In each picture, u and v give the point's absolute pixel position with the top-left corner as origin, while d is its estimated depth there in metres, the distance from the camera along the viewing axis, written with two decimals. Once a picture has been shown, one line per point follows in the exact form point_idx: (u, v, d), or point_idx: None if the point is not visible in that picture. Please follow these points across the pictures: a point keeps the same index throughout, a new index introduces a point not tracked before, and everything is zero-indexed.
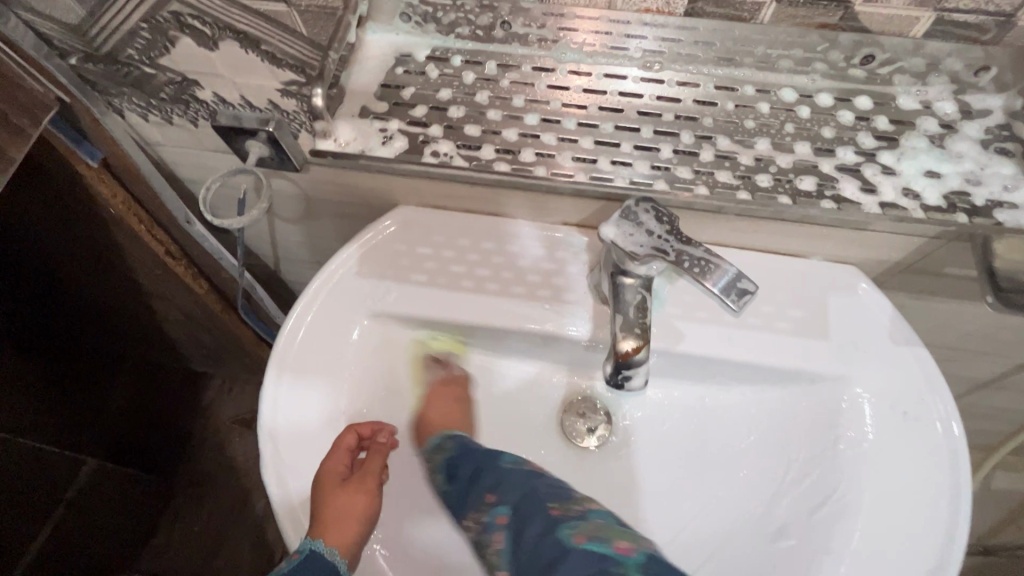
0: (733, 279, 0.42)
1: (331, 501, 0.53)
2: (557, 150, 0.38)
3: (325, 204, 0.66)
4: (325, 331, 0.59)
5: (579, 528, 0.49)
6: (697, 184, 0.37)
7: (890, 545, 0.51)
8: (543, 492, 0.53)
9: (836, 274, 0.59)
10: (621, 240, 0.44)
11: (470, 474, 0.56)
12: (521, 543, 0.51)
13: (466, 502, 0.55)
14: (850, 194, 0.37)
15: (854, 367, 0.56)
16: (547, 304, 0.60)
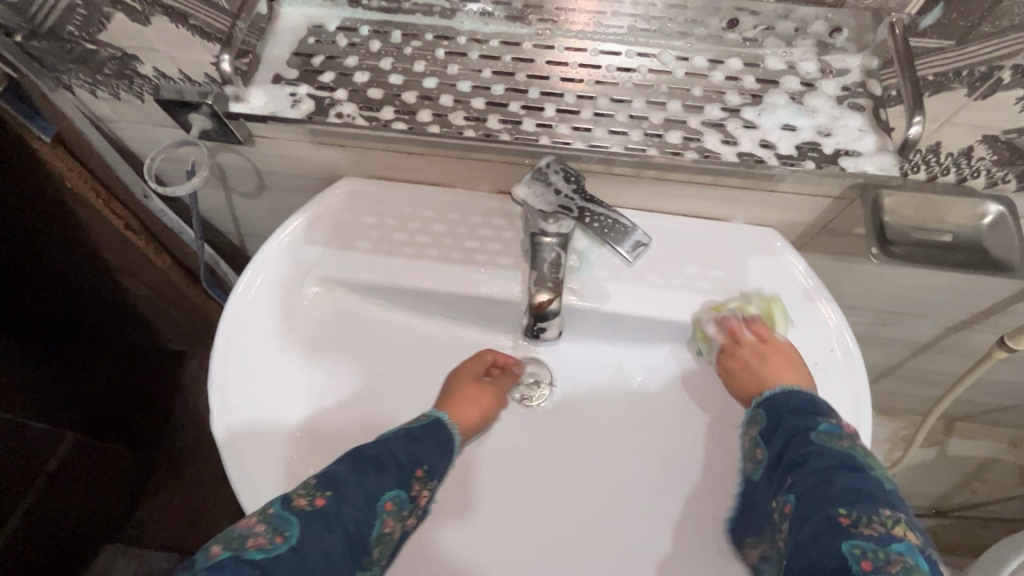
0: (630, 235, 0.46)
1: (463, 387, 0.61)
2: (450, 111, 0.39)
3: (277, 177, 0.69)
4: (275, 299, 0.62)
5: (871, 553, 0.39)
6: (574, 139, 0.38)
7: None
8: (846, 494, 0.42)
9: (756, 236, 0.62)
10: (531, 199, 0.47)
11: (799, 456, 0.46)
12: (795, 538, 0.42)
13: (777, 477, 0.47)
14: (713, 147, 0.38)
15: (770, 321, 0.60)
16: (482, 267, 0.63)
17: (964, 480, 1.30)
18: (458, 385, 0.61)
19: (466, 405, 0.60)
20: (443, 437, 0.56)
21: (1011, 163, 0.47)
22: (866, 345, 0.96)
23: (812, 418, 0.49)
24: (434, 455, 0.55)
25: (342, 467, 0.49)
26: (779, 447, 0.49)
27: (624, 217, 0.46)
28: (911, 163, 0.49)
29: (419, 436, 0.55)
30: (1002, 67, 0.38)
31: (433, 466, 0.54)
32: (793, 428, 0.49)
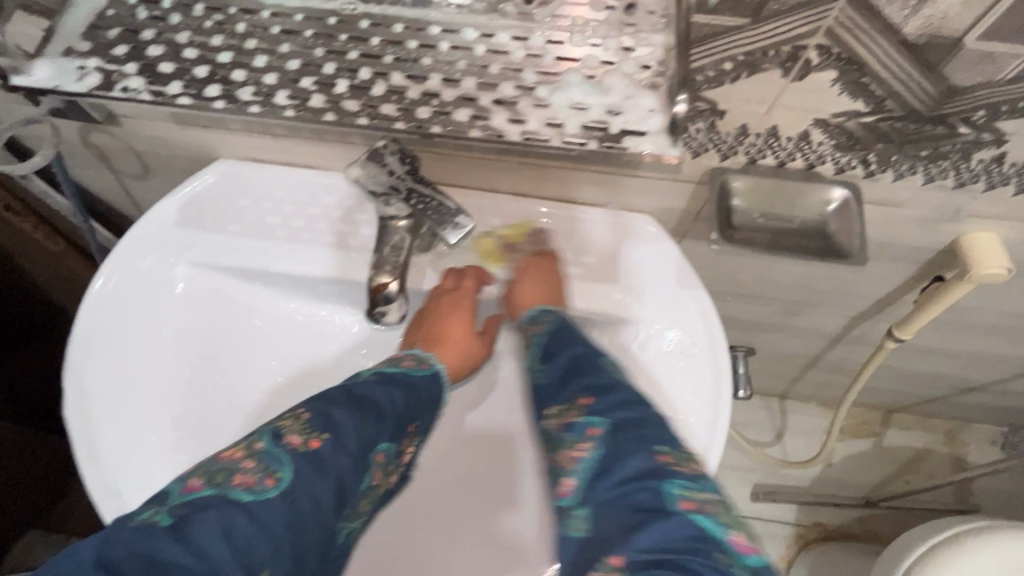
0: (452, 215, 0.46)
1: (451, 322, 0.56)
2: (239, 87, 0.38)
3: (157, 160, 0.68)
4: (141, 283, 0.61)
5: (695, 496, 0.39)
6: (360, 116, 0.38)
7: None
8: (658, 433, 0.43)
9: (632, 223, 0.61)
10: (364, 178, 0.48)
11: (574, 372, 0.48)
12: (599, 465, 0.42)
13: (562, 395, 0.48)
14: (500, 126, 0.37)
15: (641, 309, 0.59)
16: (355, 251, 0.62)
17: (897, 470, 1.31)
18: (441, 323, 0.56)
19: (453, 337, 0.56)
20: (438, 394, 0.51)
21: (851, 148, 0.46)
22: (783, 335, 0.96)
23: (595, 349, 0.50)
24: (426, 410, 0.49)
25: (343, 407, 0.44)
26: (561, 374, 0.49)
27: (447, 195, 0.47)
28: (754, 148, 0.48)
29: (419, 389, 0.49)
30: (805, 47, 0.37)
31: (426, 422, 0.49)
32: (570, 359, 0.50)
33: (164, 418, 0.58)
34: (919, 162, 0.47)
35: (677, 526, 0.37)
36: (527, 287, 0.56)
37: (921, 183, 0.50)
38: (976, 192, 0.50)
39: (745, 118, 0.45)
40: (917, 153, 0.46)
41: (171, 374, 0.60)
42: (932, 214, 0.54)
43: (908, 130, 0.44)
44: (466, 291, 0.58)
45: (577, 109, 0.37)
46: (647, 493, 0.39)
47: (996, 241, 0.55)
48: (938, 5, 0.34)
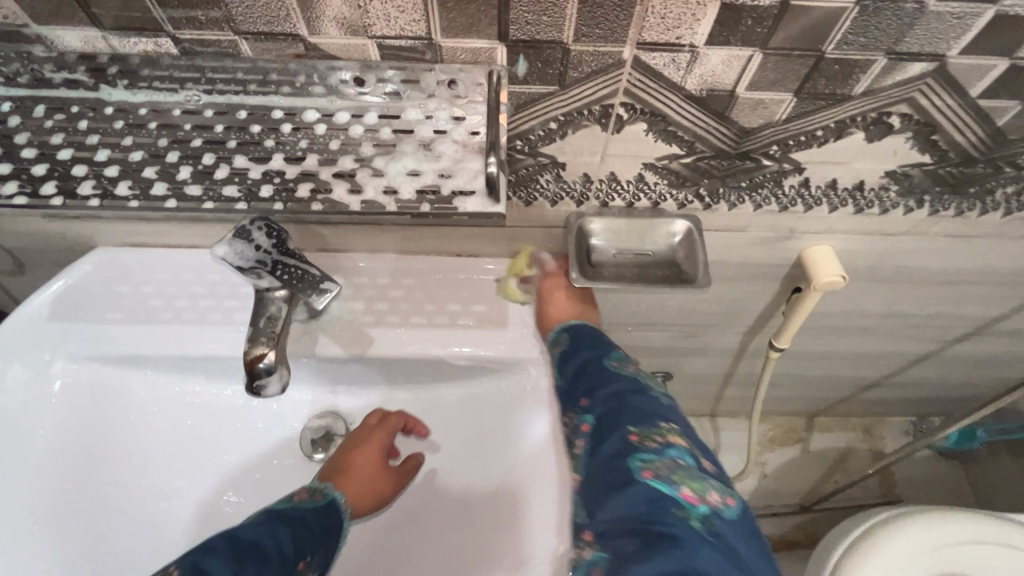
0: (318, 280, 0.50)
1: (361, 452, 0.58)
2: (82, 181, 0.42)
3: (32, 255, 0.66)
4: (14, 384, 0.59)
5: (641, 433, 0.47)
6: (204, 199, 0.42)
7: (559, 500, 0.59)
8: (633, 416, 0.48)
9: (515, 269, 0.65)
10: (229, 256, 0.48)
11: (573, 373, 0.54)
12: (594, 454, 0.48)
13: (573, 397, 0.53)
14: (341, 195, 0.42)
15: (531, 350, 0.62)
16: (243, 325, 0.62)
17: (825, 472, 1.38)
18: (351, 453, 0.59)
19: (358, 472, 0.57)
20: (334, 525, 0.53)
21: (682, 185, 0.52)
22: (692, 358, 1.01)
23: (601, 351, 0.56)
24: (319, 547, 0.50)
25: (218, 556, 0.45)
26: (572, 380, 0.54)
27: (313, 266, 0.50)
28: (601, 193, 0.53)
29: (309, 522, 0.51)
30: (611, 105, 0.43)
31: (318, 556, 0.50)
32: (581, 363, 0.55)
33: (42, 523, 0.56)
34: (743, 192, 0.53)
35: (642, 499, 0.43)
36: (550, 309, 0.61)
37: (752, 210, 0.56)
38: (799, 213, 0.57)
39: (584, 168, 0.50)
40: (739, 184, 0.52)
41: (51, 477, 0.58)
42: (771, 235, 0.61)
43: (724, 167, 0.50)
44: (386, 427, 0.61)
45: (410, 174, 0.41)
46: (617, 464, 0.45)
47: (831, 253, 0.62)
48: (704, 65, 0.40)
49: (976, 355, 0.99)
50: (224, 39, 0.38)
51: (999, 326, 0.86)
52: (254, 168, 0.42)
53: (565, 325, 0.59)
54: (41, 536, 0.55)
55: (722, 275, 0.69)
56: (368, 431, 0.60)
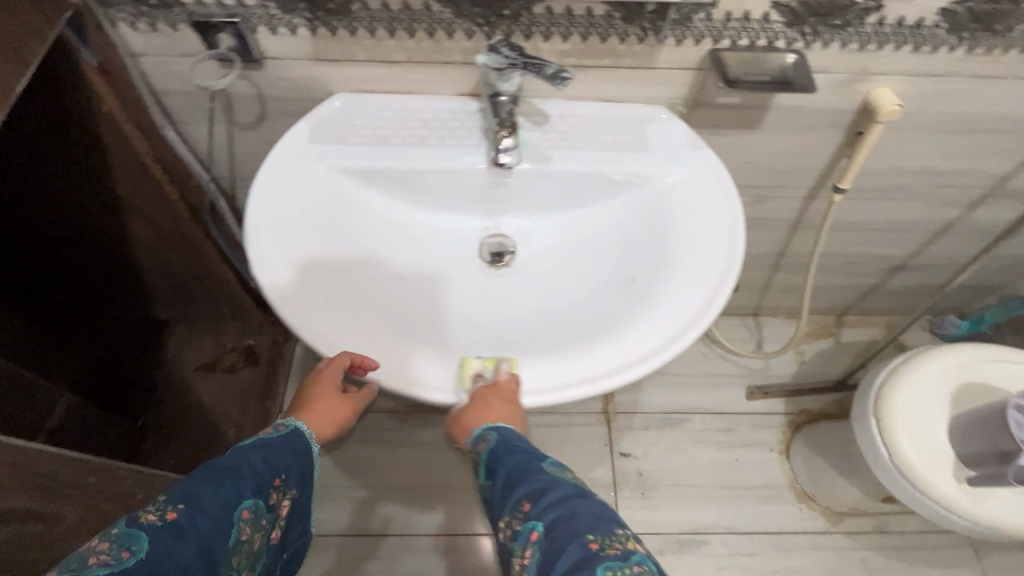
0: (556, 71, 0.65)
1: (317, 395, 0.77)
2: None
3: (275, 104, 0.84)
4: (296, 169, 0.79)
5: (599, 537, 0.55)
6: None
7: (694, 259, 0.77)
8: (588, 525, 0.56)
9: (649, 111, 0.85)
10: (490, 64, 0.68)
11: (513, 480, 0.64)
12: (548, 556, 0.55)
13: (520, 502, 0.62)
14: None
15: (665, 168, 0.82)
16: (454, 147, 0.81)
17: (853, 359, 1.60)
18: (312, 389, 0.78)
19: (323, 411, 0.77)
20: (299, 449, 0.72)
21: (794, 23, 0.73)
22: (754, 233, 1.21)
23: (537, 456, 0.67)
24: (292, 460, 0.70)
25: (197, 483, 0.58)
26: (505, 485, 0.65)
27: (548, 63, 0.67)
28: (734, 31, 0.74)
29: (279, 446, 0.69)
30: None
31: (289, 478, 0.69)
32: (512, 468, 0.65)
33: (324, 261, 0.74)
34: (836, 31, 0.75)
35: None
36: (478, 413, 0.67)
37: (839, 49, 0.77)
38: (873, 52, 0.78)
39: (729, 6, 0.71)
40: (834, 22, 0.73)
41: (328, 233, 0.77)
42: (848, 77, 0.82)
43: (827, 4, 0.71)
44: (328, 375, 0.77)
45: None
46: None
47: (891, 93, 0.83)
48: None
49: (985, 226, 1.21)
50: None
51: (1005, 186, 1.08)
52: None
53: (485, 425, 0.69)
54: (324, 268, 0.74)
55: (802, 121, 0.90)
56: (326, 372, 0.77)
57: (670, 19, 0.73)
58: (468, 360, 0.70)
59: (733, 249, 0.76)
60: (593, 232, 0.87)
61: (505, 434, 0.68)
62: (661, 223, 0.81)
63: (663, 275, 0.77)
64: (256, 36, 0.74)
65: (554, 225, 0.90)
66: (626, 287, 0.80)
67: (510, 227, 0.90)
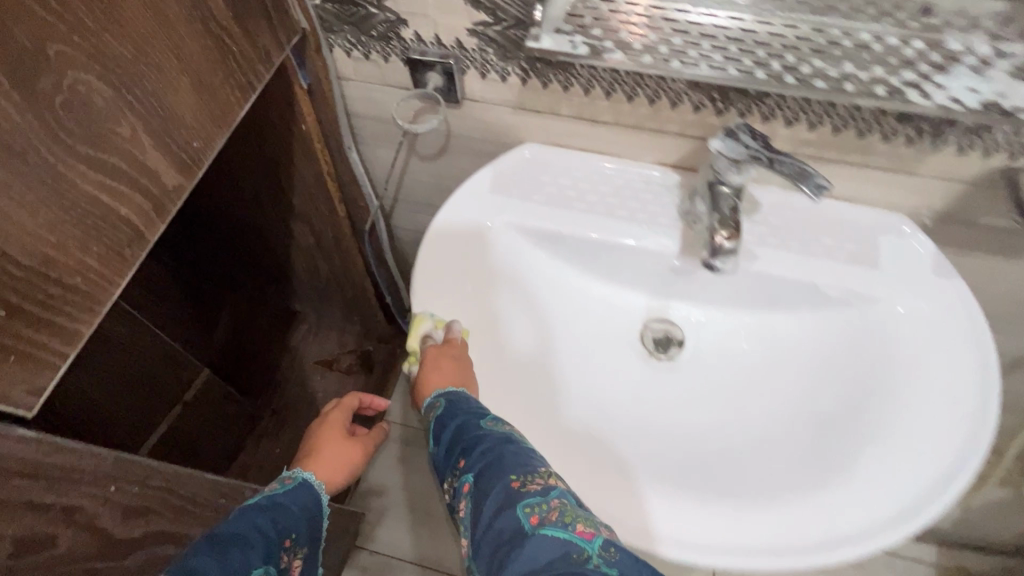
0: (811, 177, 0.54)
1: (324, 437, 0.75)
2: (695, 61, 0.50)
3: (460, 141, 0.80)
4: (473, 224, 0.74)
5: (525, 479, 0.49)
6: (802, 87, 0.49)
7: (926, 416, 0.63)
8: (509, 463, 0.50)
9: (887, 219, 0.71)
10: (724, 150, 0.58)
11: (449, 438, 0.55)
12: (480, 519, 0.48)
13: (453, 461, 0.54)
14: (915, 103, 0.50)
15: (897, 294, 0.68)
16: (644, 224, 0.72)
17: None
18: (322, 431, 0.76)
19: (327, 461, 0.72)
20: (308, 501, 0.67)
21: None
22: None
23: (475, 415, 0.56)
24: (300, 517, 0.65)
25: (203, 552, 0.53)
26: (445, 450, 0.55)
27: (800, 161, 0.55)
28: None
29: (283, 502, 0.64)
30: None
31: (298, 535, 0.64)
32: (450, 432, 0.55)
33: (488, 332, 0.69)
34: None
35: (541, 549, 0.43)
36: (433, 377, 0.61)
37: None
38: None
39: None
40: None
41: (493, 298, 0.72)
42: None
43: None
44: (332, 417, 0.77)
45: None
46: (506, 524, 0.46)
47: None
48: None
49: None
50: None
51: None
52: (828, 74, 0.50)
53: (445, 390, 0.60)
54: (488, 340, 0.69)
55: None
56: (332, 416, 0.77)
57: (962, 126, 0.58)
58: (420, 317, 0.67)
59: (981, 412, 0.61)
60: (783, 346, 0.75)
61: (463, 400, 0.59)
62: (881, 359, 0.68)
63: (880, 430, 0.64)
64: (464, 77, 0.69)
65: (735, 321, 0.78)
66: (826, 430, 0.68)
67: (678, 313, 0.80)
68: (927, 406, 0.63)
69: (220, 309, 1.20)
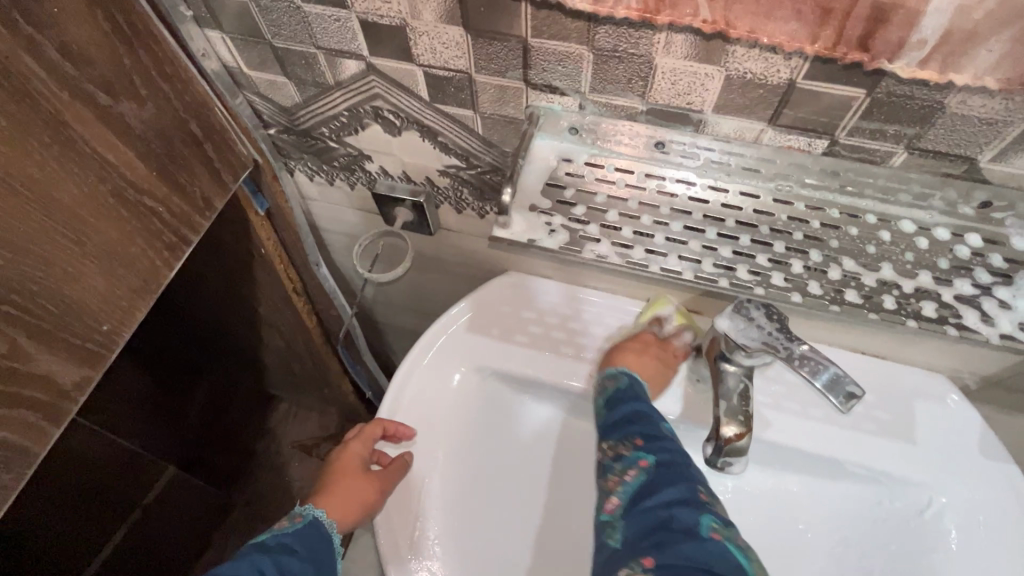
0: (842, 380, 0.40)
1: (343, 473, 0.60)
2: (701, 258, 0.44)
3: (436, 263, 0.71)
4: (446, 367, 0.62)
5: (709, 493, 0.47)
6: (827, 301, 0.42)
7: None
8: (694, 475, 0.48)
9: (925, 383, 0.60)
10: (733, 333, 0.44)
11: (630, 413, 0.53)
12: (654, 490, 0.46)
13: (625, 434, 0.51)
14: (972, 324, 0.40)
15: (939, 479, 0.57)
16: (641, 377, 0.62)
17: None
18: (342, 464, 0.61)
19: (344, 496, 0.59)
20: (317, 544, 0.55)
21: None
22: None
23: (649, 409, 0.54)
24: (307, 561, 0.53)
25: None
26: (619, 421, 0.53)
27: (830, 360, 0.41)
28: None
29: (289, 545, 0.53)
30: None
31: None
32: (632, 410, 0.53)
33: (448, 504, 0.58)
34: None
35: (719, 554, 0.41)
36: (630, 356, 0.59)
37: None
38: None
39: None
40: None
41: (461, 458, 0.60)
42: None
43: None
44: (354, 451, 0.61)
45: None
46: (684, 514, 0.44)
47: None
48: None
49: None
50: (883, 150, 0.38)
51: None
52: (860, 274, 0.42)
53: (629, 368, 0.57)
54: (448, 514, 0.58)
55: None
56: (351, 455, 0.61)
57: None
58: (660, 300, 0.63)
59: None
60: (806, 525, 0.62)
61: (633, 384, 0.55)
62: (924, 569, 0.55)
63: None
64: (438, 210, 0.61)
65: (748, 490, 0.64)
66: None
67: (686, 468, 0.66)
68: None
69: (194, 389, 1.11)
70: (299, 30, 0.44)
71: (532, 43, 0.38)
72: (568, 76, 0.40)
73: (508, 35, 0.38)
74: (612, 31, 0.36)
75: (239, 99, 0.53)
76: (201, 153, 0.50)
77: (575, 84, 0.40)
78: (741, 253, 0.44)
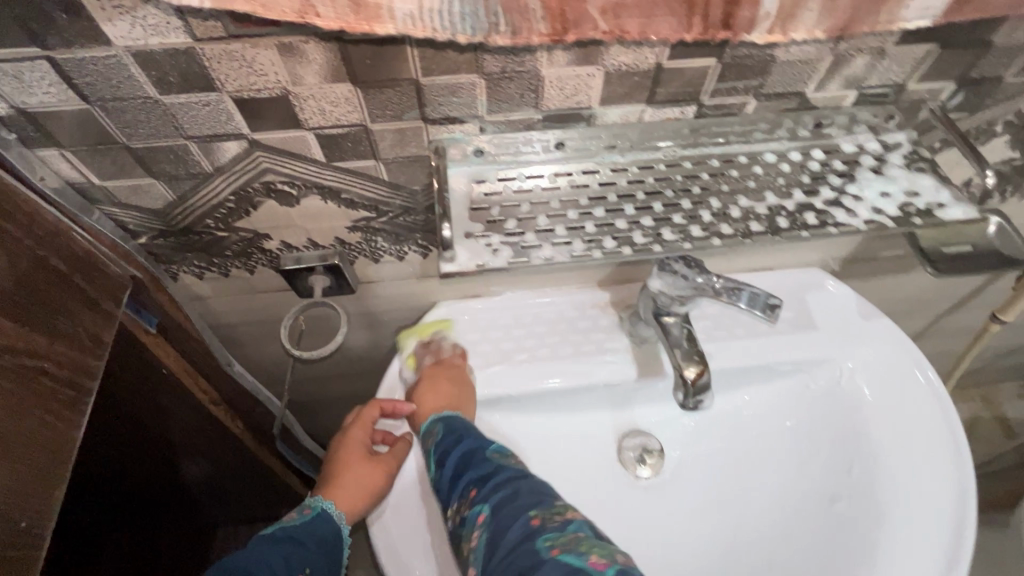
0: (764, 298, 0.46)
1: (345, 459, 0.57)
2: (629, 232, 0.47)
3: (362, 318, 0.68)
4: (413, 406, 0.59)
5: (540, 512, 0.44)
6: (738, 236, 0.47)
7: (920, 486, 0.61)
8: (529, 497, 0.45)
9: (807, 278, 0.72)
10: (667, 289, 0.47)
11: (460, 460, 0.50)
12: (496, 540, 0.43)
13: (461, 489, 0.48)
14: (843, 220, 0.48)
15: (841, 350, 0.68)
16: (597, 354, 0.64)
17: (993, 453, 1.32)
18: (342, 449, 0.58)
19: (352, 486, 0.55)
20: (328, 533, 0.54)
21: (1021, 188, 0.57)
22: None
23: (485, 441, 0.52)
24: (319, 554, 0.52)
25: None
26: (450, 472, 0.49)
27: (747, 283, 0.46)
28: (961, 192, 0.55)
29: (300, 536, 0.53)
30: (997, 124, 0.51)
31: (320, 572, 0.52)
32: (460, 454, 0.50)
33: None
34: None
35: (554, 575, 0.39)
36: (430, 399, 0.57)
37: None
38: None
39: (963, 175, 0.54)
40: None
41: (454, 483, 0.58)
42: None
43: None
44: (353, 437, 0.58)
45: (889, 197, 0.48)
46: (520, 550, 0.41)
47: None
48: None
49: None
50: (738, 102, 0.45)
51: None
52: (754, 207, 0.48)
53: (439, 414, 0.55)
54: None
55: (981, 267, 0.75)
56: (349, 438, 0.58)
57: None
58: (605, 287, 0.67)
59: (965, 479, 0.60)
60: (763, 429, 0.69)
61: (451, 428, 0.54)
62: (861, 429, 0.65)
63: (891, 520, 0.60)
64: (355, 266, 0.58)
65: (708, 418, 0.69)
66: (842, 532, 0.61)
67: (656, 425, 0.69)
68: (919, 472, 0.62)
69: None
70: (162, 124, 0.40)
71: (423, 83, 0.39)
72: (464, 105, 0.41)
73: (399, 80, 0.39)
74: (498, 56, 0.38)
75: (95, 215, 0.47)
76: (73, 288, 0.43)
77: (472, 111, 0.42)
78: (660, 219, 0.48)
